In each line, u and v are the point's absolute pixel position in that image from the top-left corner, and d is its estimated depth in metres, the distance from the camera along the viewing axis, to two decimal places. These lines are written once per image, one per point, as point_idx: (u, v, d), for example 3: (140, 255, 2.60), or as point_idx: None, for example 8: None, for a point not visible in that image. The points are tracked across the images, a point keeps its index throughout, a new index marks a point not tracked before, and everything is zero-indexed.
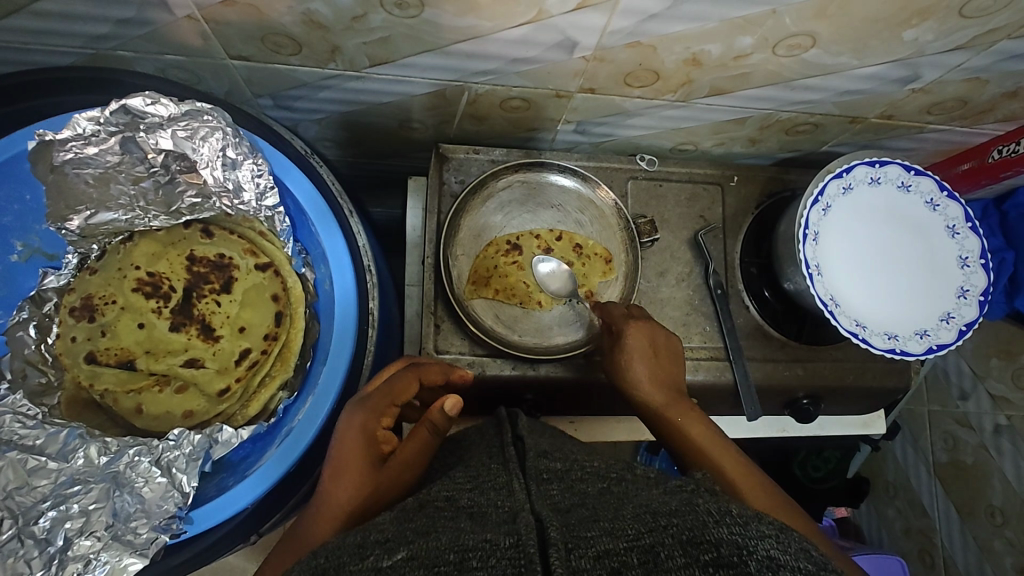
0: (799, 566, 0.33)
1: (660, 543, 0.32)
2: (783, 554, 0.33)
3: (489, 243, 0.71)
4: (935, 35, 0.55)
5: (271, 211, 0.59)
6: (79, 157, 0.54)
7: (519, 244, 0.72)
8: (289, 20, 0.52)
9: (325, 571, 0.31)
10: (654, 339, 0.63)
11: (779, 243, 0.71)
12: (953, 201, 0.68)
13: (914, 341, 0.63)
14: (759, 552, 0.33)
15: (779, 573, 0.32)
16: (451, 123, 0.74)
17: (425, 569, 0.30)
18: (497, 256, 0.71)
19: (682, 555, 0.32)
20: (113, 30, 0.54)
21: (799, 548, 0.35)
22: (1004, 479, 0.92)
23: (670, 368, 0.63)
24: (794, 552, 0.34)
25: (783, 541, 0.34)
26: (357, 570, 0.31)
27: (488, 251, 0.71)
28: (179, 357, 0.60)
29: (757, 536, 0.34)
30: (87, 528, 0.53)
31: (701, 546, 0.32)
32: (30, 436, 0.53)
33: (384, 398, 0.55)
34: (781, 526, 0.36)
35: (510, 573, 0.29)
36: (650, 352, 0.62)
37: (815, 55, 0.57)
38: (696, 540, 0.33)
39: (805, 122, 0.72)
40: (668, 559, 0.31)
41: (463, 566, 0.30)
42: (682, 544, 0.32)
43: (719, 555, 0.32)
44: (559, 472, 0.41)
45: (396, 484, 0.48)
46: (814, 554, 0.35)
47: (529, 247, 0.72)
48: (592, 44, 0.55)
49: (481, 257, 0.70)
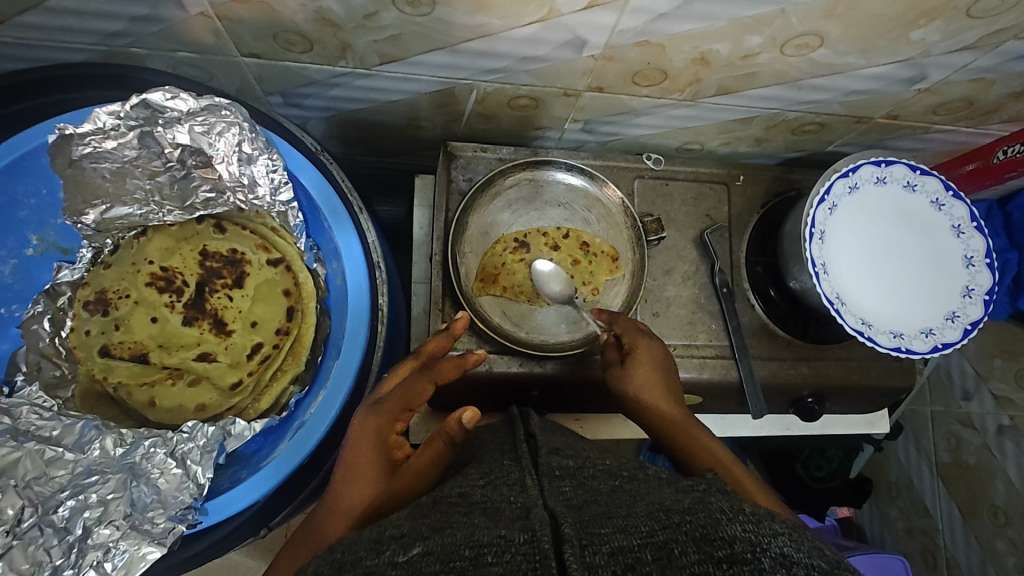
0: (812, 564, 0.33)
1: (673, 540, 0.33)
2: (797, 551, 0.34)
3: (497, 241, 0.72)
4: (942, 35, 0.55)
5: (284, 206, 0.60)
6: (97, 151, 0.55)
7: (527, 242, 0.72)
8: (301, 17, 0.52)
9: (342, 566, 0.32)
10: (657, 353, 0.64)
11: (785, 242, 0.72)
12: (959, 201, 0.68)
13: (920, 340, 0.64)
14: (772, 549, 0.33)
15: (793, 570, 0.32)
16: (459, 122, 0.74)
17: (441, 563, 0.31)
18: (505, 254, 0.71)
19: (695, 551, 0.32)
20: (127, 27, 0.55)
21: (812, 546, 0.35)
22: (1007, 479, 0.92)
23: (674, 383, 0.63)
24: (807, 550, 0.34)
25: (796, 539, 0.35)
26: (374, 565, 0.31)
27: (496, 248, 0.71)
28: (192, 351, 0.60)
29: (770, 534, 0.34)
30: (106, 517, 0.53)
31: (714, 543, 0.33)
32: (47, 428, 0.54)
33: (398, 403, 0.56)
34: (793, 524, 0.37)
35: (526, 569, 0.30)
36: (654, 364, 0.62)
37: (823, 54, 0.58)
38: (709, 537, 0.33)
39: (812, 122, 0.72)
40: (682, 556, 0.32)
41: (479, 561, 0.31)
42: (695, 541, 0.33)
43: (733, 552, 0.32)
44: (571, 469, 0.42)
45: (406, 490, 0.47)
46: (826, 554, 0.35)
47: (536, 245, 0.73)
48: (601, 43, 0.55)
49: (489, 254, 0.71)
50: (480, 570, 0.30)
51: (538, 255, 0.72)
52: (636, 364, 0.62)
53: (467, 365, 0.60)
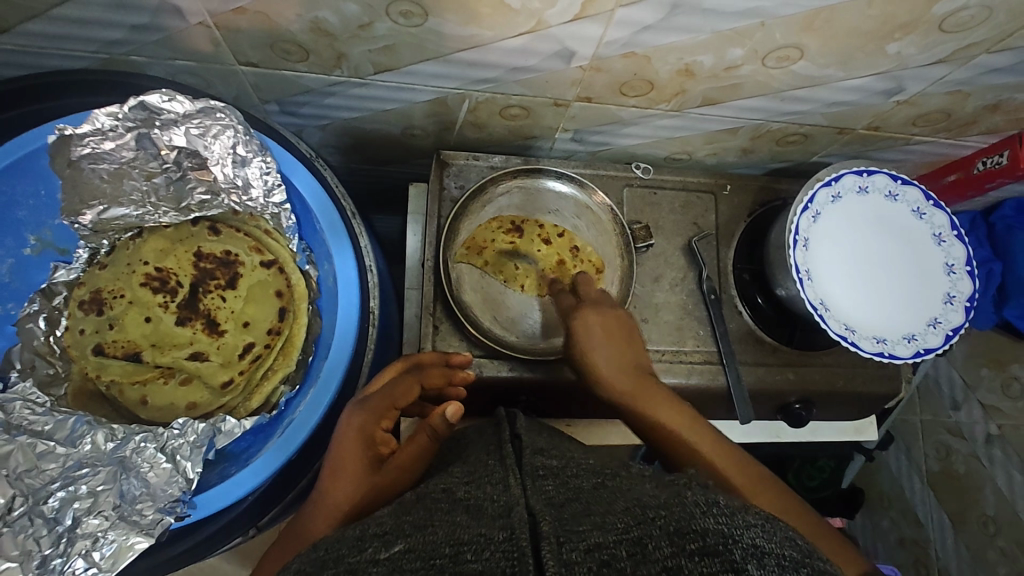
0: (783, 554, 0.34)
1: (648, 534, 0.33)
2: (768, 542, 0.34)
3: (493, 218, 0.74)
4: (917, 48, 0.57)
5: (278, 208, 0.61)
6: (95, 152, 0.56)
7: (521, 228, 0.75)
8: (297, 28, 0.54)
9: (324, 564, 0.32)
10: (613, 329, 0.63)
11: (771, 249, 0.73)
12: (938, 210, 0.70)
13: (903, 345, 0.65)
14: (744, 540, 0.34)
15: (765, 561, 0.33)
16: (451, 131, 0.75)
17: (421, 559, 0.31)
18: (498, 232, 0.74)
19: (669, 545, 0.33)
20: (127, 36, 0.56)
21: (785, 535, 0.36)
22: (996, 488, 0.93)
23: (636, 348, 0.63)
24: (779, 540, 0.35)
25: (768, 530, 0.36)
26: (355, 562, 0.32)
27: (490, 225, 0.74)
28: (184, 350, 0.61)
29: (743, 525, 0.35)
30: (95, 507, 0.53)
31: (687, 536, 0.33)
32: (39, 422, 0.55)
33: (384, 401, 0.56)
34: (768, 515, 0.38)
35: (504, 566, 0.30)
36: (606, 343, 0.61)
37: (803, 66, 0.60)
38: (682, 530, 0.34)
39: (795, 133, 0.74)
40: (655, 550, 0.32)
41: (457, 558, 0.31)
42: (670, 535, 0.33)
43: (705, 544, 0.33)
44: (554, 469, 0.42)
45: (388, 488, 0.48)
46: (800, 543, 0.36)
47: (530, 233, 0.75)
48: (589, 54, 0.57)
49: (482, 228, 0.74)
50: (459, 567, 0.31)
51: (529, 244, 0.75)
52: (590, 350, 0.61)
53: (453, 379, 0.62)
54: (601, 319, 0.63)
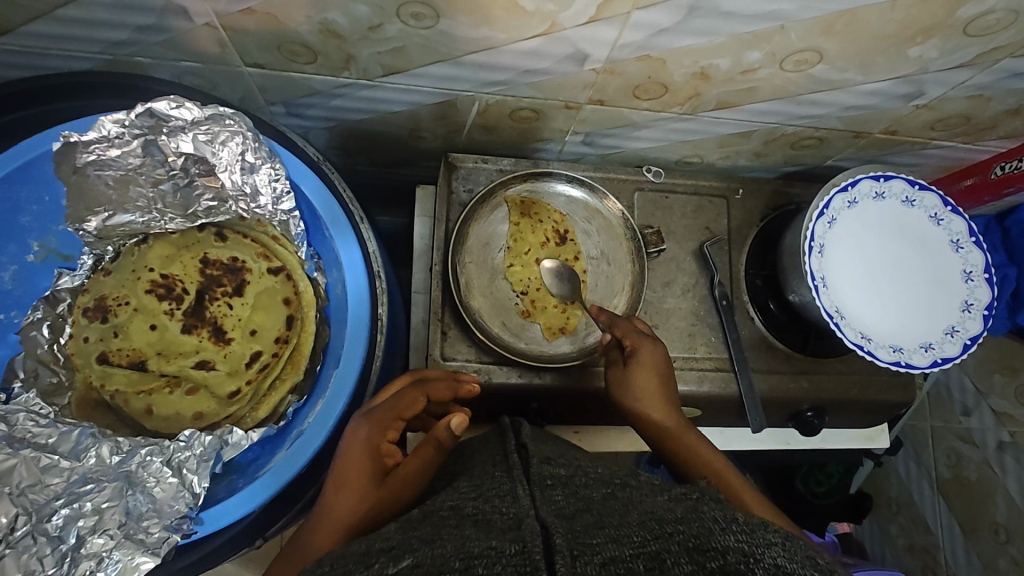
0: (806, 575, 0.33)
1: (666, 549, 0.32)
2: (789, 562, 0.33)
3: (556, 210, 0.74)
4: (939, 52, 0.56)
5: (286, 215, 0.61)
6: (101, 158, 0.55)
7: (564, 241, 0.74)
8: (306, 29, 0.53)
9: None
10: (661, 371, 0.62)
11: (785, 255, 0.72)
12: (957, 216, 0.69)
13: (919, 354, 0.64)
14: (765, 560, 0.33)
15: None
16: (460, 133, 0.74)
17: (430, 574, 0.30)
18: (549, 227, 0.74)
19: (688, 562, 0.32)
20: (132, 37, 0.55)
21: (806, 555, 0.35)
22: (1008, 496, 0.92)
23: (674, 391, 0.62)
24: (800, 560, 0.34)
25: (788, 549, 0.34)
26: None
27: (552, 213, 0.74)
28: (191, 358, 0.60)
29: (763, 544, 0.34)
30: (100, 526, 0.53)
31: (707, 553, 0.32)
32: (43, 435, 0.54)
33: (390, 411, 0.55)
34: (786, 533, 0.37)
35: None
36: (656, 386, 0.61)
37: (822, 70, 0.58)
38: (702, 546, 0.33)
39: (810, 136, 0.73)
40: (674, 566, 0.31)
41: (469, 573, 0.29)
42: (689, 551, 0.32)
43: (725, 563, 0.32)
44: (563, 478, 0.41)
45: (393, 500, 0.47)
46: (820, 562, 0.35)
47: (567, 251, 0.74)
48: (603, 57, 0.56)
49: (546, 207, 0.74)
50: None
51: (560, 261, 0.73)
52: (639, 392, 0.60)
53: (458, 392, 0.60)
54: (652, 362, 0.62)
